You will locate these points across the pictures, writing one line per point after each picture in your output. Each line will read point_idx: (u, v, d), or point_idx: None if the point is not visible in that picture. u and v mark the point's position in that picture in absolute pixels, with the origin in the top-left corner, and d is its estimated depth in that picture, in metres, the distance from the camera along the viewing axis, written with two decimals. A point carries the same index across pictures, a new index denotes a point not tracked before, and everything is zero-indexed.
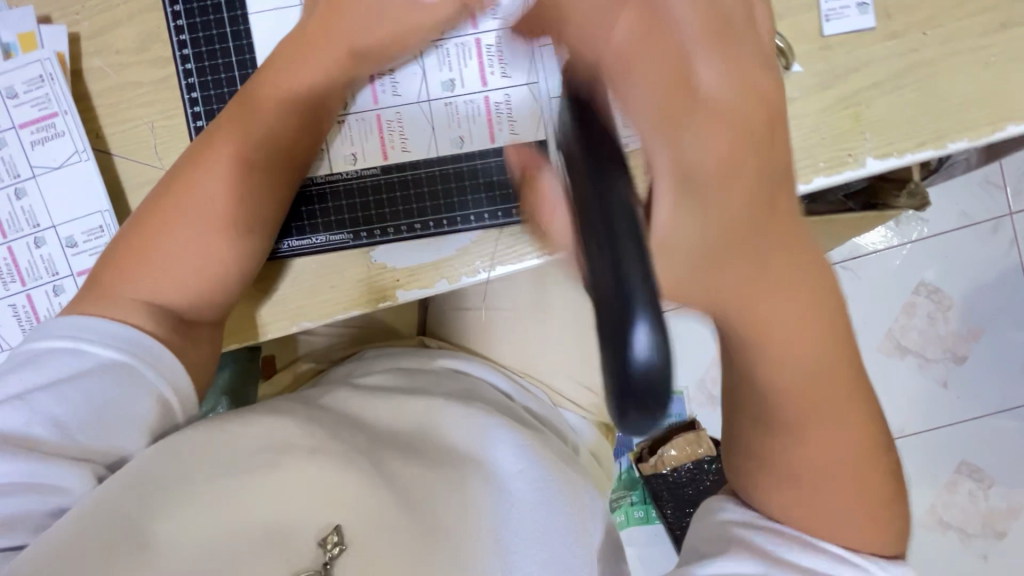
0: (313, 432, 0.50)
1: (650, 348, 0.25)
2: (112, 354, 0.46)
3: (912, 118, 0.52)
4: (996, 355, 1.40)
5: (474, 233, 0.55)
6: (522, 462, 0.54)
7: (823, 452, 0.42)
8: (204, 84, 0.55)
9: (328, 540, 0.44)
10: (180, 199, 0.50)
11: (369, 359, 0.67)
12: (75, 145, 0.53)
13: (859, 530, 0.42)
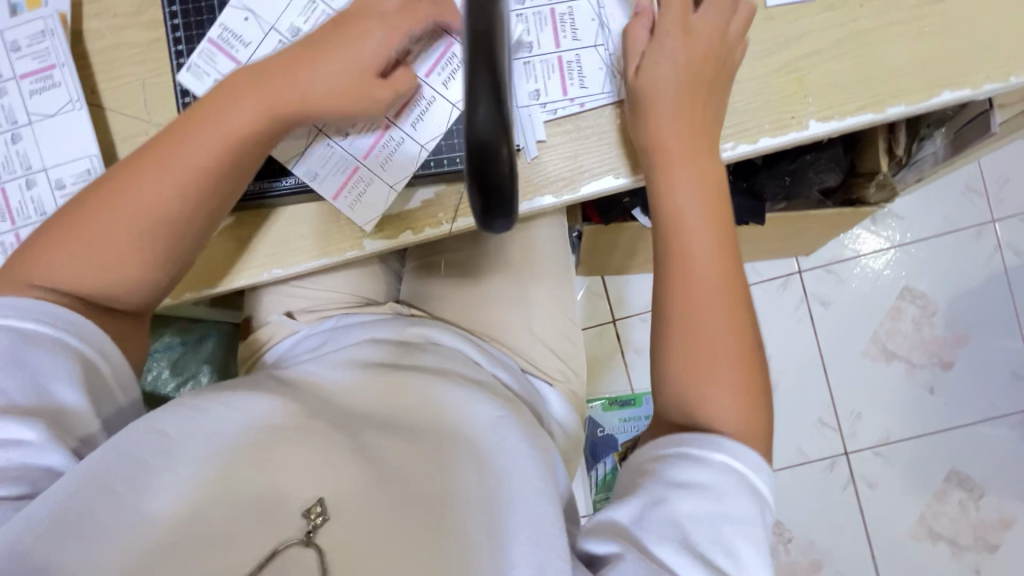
0: (298, 411, 0.47)
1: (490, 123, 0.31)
2: (34, 324, 0.47)
3: (852, 84, 0.55)
4: (983, 361, 1.39)
5: (437, 185, 0.58)
6: (500, 432, 0.49)
7: (707, 357, 0.50)
8: (190, 39, 0.59)
9: (313, 511, 0.41)
10: (114, 200, 0.51)
11: (336, 331, 0.66)
12: (70, 95, 0.57)
13: (738, 426, 0.48)
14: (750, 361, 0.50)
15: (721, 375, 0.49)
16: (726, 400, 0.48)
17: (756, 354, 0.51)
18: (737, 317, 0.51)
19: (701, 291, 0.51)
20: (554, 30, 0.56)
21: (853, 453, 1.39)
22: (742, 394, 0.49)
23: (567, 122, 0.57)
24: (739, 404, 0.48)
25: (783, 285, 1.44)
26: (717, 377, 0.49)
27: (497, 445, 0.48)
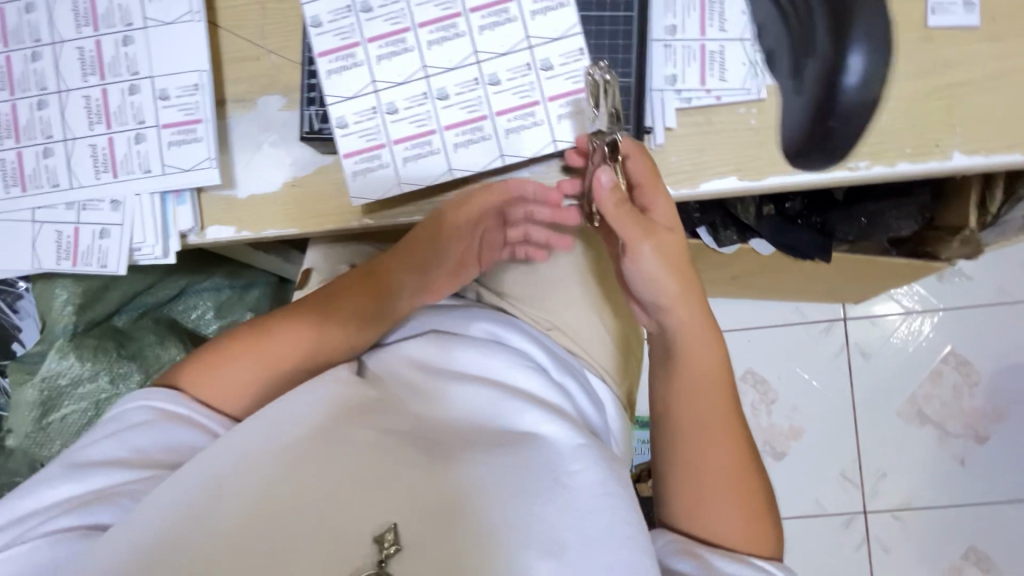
0: (353, 417, 0.45)
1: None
2: (166, 414, 0.49)
3: (1005, 120, 0.52)
4: (1023, 441, 1.34)
5: (551, 158, 0.56)
6: (579, 461, 0.45)
7: (707, 459, 0.48)
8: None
9: (384, 537, 0.37)
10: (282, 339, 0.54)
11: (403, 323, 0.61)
12: (190, 6, 0.55)
13: (737, 531, 0.46)
14: (741, 462, 0.49)
15: (718, 495, 0.47)
16: (726, 522, 0.46)
17: (748, 460, 0.49)
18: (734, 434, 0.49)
19: (697, 394, 0.49)
20: (701, 18, 0.54)
21: (872, 514, 1.34)
22: (737, 511, 0.47)
23: (698, 112, 0.54)
24: (742, 527, 0.46)
25: (825, 329, 1.37)
26: (711, 481, 0.47)
27: (572, 474, 0.43)
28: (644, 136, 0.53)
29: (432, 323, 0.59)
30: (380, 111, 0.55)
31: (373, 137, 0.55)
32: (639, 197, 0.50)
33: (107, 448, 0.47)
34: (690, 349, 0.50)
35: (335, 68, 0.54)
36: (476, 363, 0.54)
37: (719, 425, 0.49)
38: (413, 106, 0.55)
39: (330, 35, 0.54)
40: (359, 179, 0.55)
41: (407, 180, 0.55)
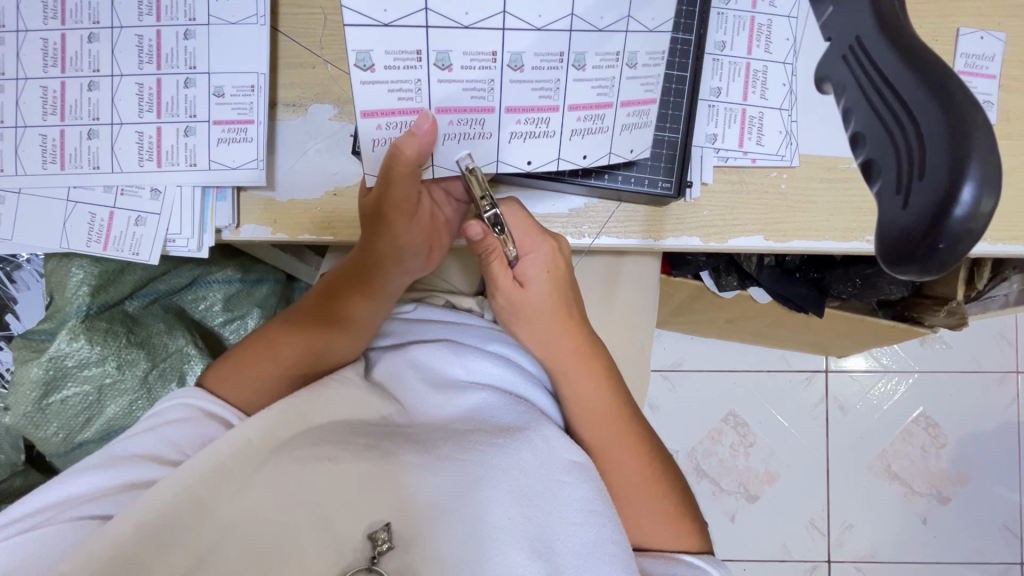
0: (367, 432, 0.48)
1: (976, 202, 0.21)
2: (185, 411, 0.51)
3: (1009, 215, 0.57)
4: (980, 506, 1.40)
5: (590, 200, 0.57)
6: (571, 475, 0.48)
7: (635, 475, 0.56)
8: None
9: (378, 535, 0.42)
10: (298, 332, 0.57)
11: (408, 326, 0.63)
12: (256, 9, 0.56)
13: (676, 538, 0.54)
14: (649, 467, 0.57)
15: (637, 502, 0.55)
16: (653, 525, 0.54)
17: (655, 465, 0.57)
18: (642, 443, 0.57)
19: (612, 416, 0.57)
20: (745, 86, 0.57)
21: (835, 563, 1.38)
22: (659, 519, 0.55)
23: (734, 171, 0.57)
24: (677, 537, 0.54)
25: (807, 379, 1.42)
26: (632, 490, 0.55)
27: (564, 484, 0.47)
28: (685, 188, 0.56)
29: (427, 328, 0.62)
30: (499, 60, 0.49)
31: (548, 96, 0.51)
32: (523, 246, 0.55)
33: (138, 444, 0.48)
34: (569, 379, 0.58)
35: (478, 14, 0.47)
36: (475, 366, 0.56)
37: (619, 437, 0.57)
38: (543, 65, 0.49)
39: (382, 84, 0.47)
40: (515, 145, 0.52)
41: (567, 157, 0.53)
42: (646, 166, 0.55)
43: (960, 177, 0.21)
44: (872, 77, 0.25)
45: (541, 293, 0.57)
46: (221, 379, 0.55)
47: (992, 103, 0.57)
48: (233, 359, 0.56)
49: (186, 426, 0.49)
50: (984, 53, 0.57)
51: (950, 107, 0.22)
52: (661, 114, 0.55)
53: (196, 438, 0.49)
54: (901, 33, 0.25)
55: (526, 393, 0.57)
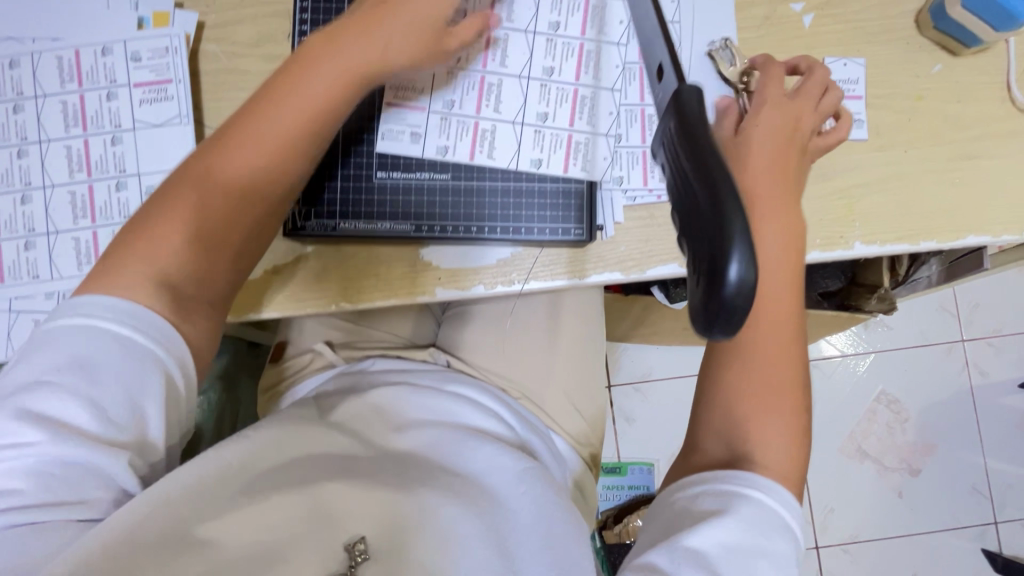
0: (338, 462, 0.53)
1: (739, 272, 0.28)
2: (120, 326, 0.46)
3: (893, 218, 0.63)
4: (948, 472, 1.47)
5: (516, 248, 0.61)
6: (524, 483, 0.54)
7: (760, 386, 0.48)
8: (315, 23, 0.62)
9: (355, 547, 0.46)
10: (230, 131, 0.52)
11: (371, 375, 0.68)
12: (179, 110, 0.59)
13: (781, 475, 0.46)
14: (790, 348, 0.49)
15: (765, 402, 0.48)
16: (778, 428, 0.47)
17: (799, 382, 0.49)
18: (789, 350, 0.49)
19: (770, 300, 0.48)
20: (642, 129, 0.62)
21: (823, 548, 1.43)
22: (781, 428, 0.48)
23: (643, 208, 0.62)
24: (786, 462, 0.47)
25: None
26: (769, 378, 0.48)
27: (516, 495, 0.53)
28: (596, 231, 0.61)
29: (390, 373, 0.68)
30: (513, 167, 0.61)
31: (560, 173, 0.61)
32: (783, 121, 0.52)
33: (51, 403, 0.43)
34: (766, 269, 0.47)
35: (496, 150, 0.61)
36: (436, 403, 0.62)
37: (778, 343, 0.48)
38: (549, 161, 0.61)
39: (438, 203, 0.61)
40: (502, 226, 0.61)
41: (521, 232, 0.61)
42: (561, 217, 0.60)
43: (725, 258, 0.28)
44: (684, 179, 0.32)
45: (760, 164, 0.49)
46: (142, 229, 0.50)
47: (864, 119, 0.63)
48: (147, 208, 0.51)
49: (103, 379, 0.44)
50: (849, 77, 0.64)
51: (722, 213, 0.29)
52: (561, 177, 0.61)
53: (118, 389, 0.44)
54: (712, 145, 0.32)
55: (483, 421, 0.63)
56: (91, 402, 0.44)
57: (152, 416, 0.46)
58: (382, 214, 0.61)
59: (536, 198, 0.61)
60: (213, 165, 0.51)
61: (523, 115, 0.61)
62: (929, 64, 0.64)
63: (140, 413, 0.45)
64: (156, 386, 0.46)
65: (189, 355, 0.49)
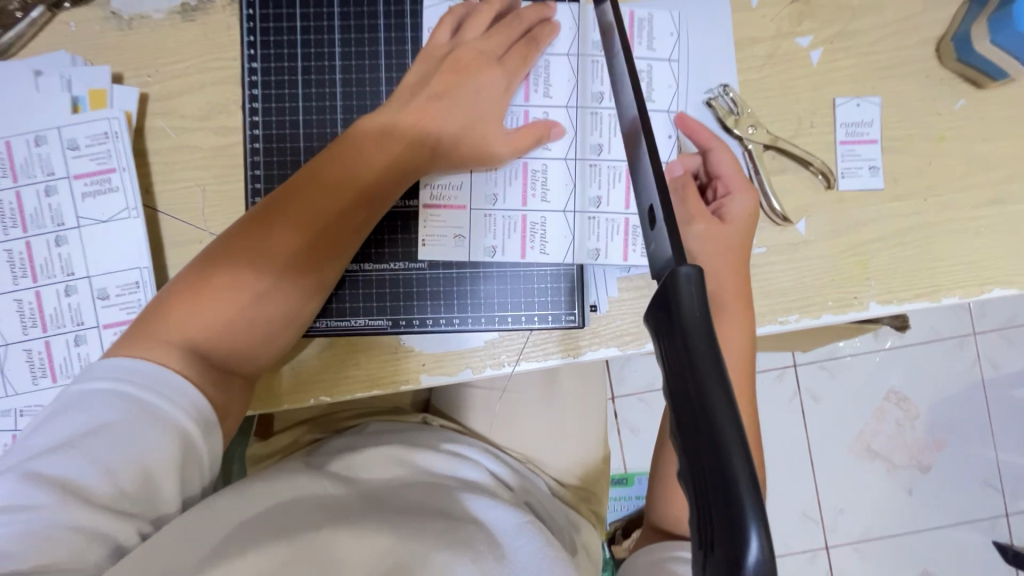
0: (334, 508, 0.52)
1: (763, 561, 0.20)
2: (136, 390, 0.44)
3: (911, 273, 0.58)
4: (956, 468, 1.33)
5: (504, 331, 0.56)
6: (523, 536, 0.53)
7: None
8: (267, 98, 0.57)
9: None
10: (270, 224, 0.50)
11: (360, 435, 0.67)
12: (127, 202, 0.54)
13: None
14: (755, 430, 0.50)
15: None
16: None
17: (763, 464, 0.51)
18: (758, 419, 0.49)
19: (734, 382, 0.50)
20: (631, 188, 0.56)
21: (832, 547, 1.31)
22: None
23: (639, 278, 0.56)
24: None
25: (778, 376, 1.32)
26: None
27: (515, 546, 0.52)
28: (588, 311, 0.56)
29: (380, 431, 0.67)
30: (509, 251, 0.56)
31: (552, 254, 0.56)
32: (721, 187, 0.53)
33: (65, 465, 0.41)
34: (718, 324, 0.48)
35: (494, 237, 0.56)
36: (428, 462, 0.63)
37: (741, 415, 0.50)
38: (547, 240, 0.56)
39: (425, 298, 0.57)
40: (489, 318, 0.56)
41: (508, 319, 0.56)
42: (550, 300, 0.56)
43: (744, 534, 0.20)
44: (679, 398, 0.23)
45: (729, 270, 0.49)
46: (182, 299, 0.49)
47: (879, 165, 0.58)
48: (182, 282, 0.50)
49: (125, 445, 0.42)
50: (862, 119, 0.58)
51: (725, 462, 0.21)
52: (548, 260, 0.56)
53: (136, 458, 0.43)
54: (711, 351, 0.23)
55: (475, 477, 0.63)
56: (105, 469, 0.42)
57: (167, 488, 0.44)
58: (356, 309, 0.57)
59: (523, 282, 0.57)
60: (256, 229, 0.50)
61: (508, 198, 0.56)
62: (950, 99, 0.58)
63: (155, 483, 0.44)
64: (180, 456, 0.44)
65: (218, 429, 0.48)
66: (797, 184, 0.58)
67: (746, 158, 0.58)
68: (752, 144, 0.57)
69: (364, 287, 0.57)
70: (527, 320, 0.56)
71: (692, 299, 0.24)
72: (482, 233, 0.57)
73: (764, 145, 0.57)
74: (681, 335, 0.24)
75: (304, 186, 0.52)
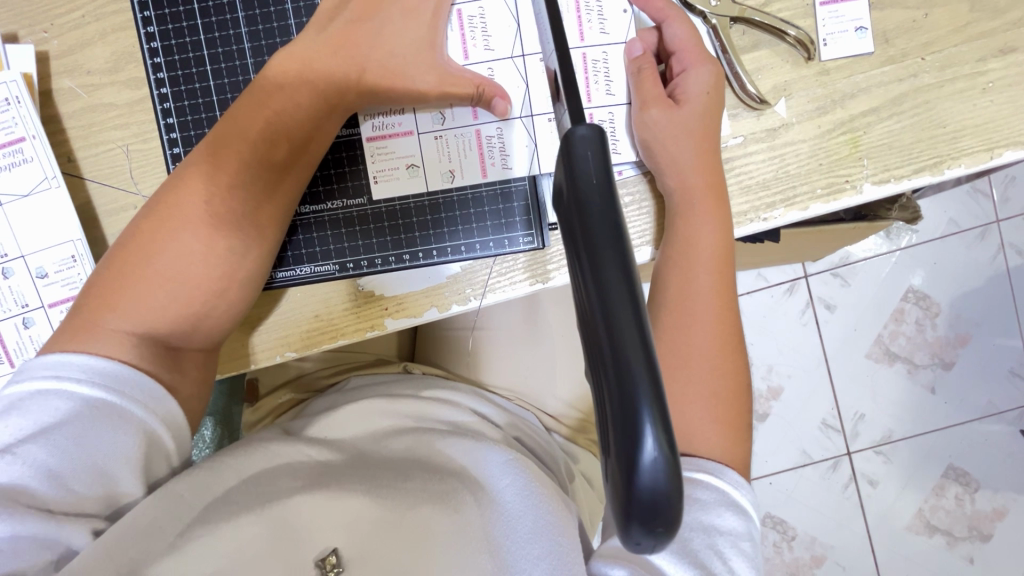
0: (305, 473, 0.49)
1: (659, 454, 0.20)
2: (93, 391, 0.42)
3: (910, 144, 0.51)
4: (990, 364, 1.17)
5: (465, 262, 0.52)
6: (509, 474, 0.48)
7: (695, 391, 0.46)
8: (164, 35, 0.53)
9: (327, 561, 0.44)
10: (192, 188, 0.45)
11: (337, 396, 0.63)
12: (45, 172, 0.50)
13: (724, 459, 0.45)
14: (730, 341, 0.47)
15: (697, 373, 0.46)
16: (702, 417, 0.45)
17: (741, 375, 0.47)
18: (728, 329, 0.47)
19: (698, 295, 0.46)
20: (587, 82, 0.50)
21: (855, 453, 1.17)
22: (713, 422, 0.45)
23: None
24: (723, 448, 0.45)
25: (787, 289, 1.19)
26: (694, 357, 0.46)
27: (499, 488, 0.47)
28: (549, 231, 0.52)
29: (357, 388, 0.64)
30: (461, 172, 0.51)
31: (508, 168, 0.51)
32: (679, 63, 0.49)
33: (20, 466, 0.40)
34: (687, 218, 0.47)
35: (444, 160, 0.51)
36: (410, 408, 0.58)
37: (716, 325, 0.47)
38: (498, 153, 0.51)
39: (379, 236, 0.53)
40: (447, 250, 0.52)
41: (467, 251, 0.52)
42: (506, 226, 0.52)
43: (637, 428, 0.20)
44: (582, 283, 0.22)
45: (694, 162, 0.47)
46: (113, 283, 0.45)
47: (866, 26, 0.51)
48: (112, 263, 0.46)
49: (74, 444, 0.41)
50: None
51: (625, 365, 0.20)
52: (505, 175, 0.51)
53: (88, 455, 0.42)
54: (613, 230, 0.22)
55: (464, 420, 0.58)
56: (53, 470, 0.41)
57: (126, 481, 0.44)
58: (298, 256, 0.52)
59: (473, 207, 0.52)
60: (180, 193, 0.45)
61: (456, 113, 0.51)
62: None
63: (117, 477, 0.43)
64: (138, 449, 0.43)
65: (181, 416, 0.46)
66: (772, 58, 0.51)
67: (712, 35, 0.51)
68: (717, 18, 0.50)
69: (306, 232, 0.53)
70: (488, 247, 0.52)
71: (590, 164, 0.23)
72: (428, 158, 0.51)
73: (731, 19, 0.50)
74: (580, 220, 0.22)
75: (222, 139, 0.46)
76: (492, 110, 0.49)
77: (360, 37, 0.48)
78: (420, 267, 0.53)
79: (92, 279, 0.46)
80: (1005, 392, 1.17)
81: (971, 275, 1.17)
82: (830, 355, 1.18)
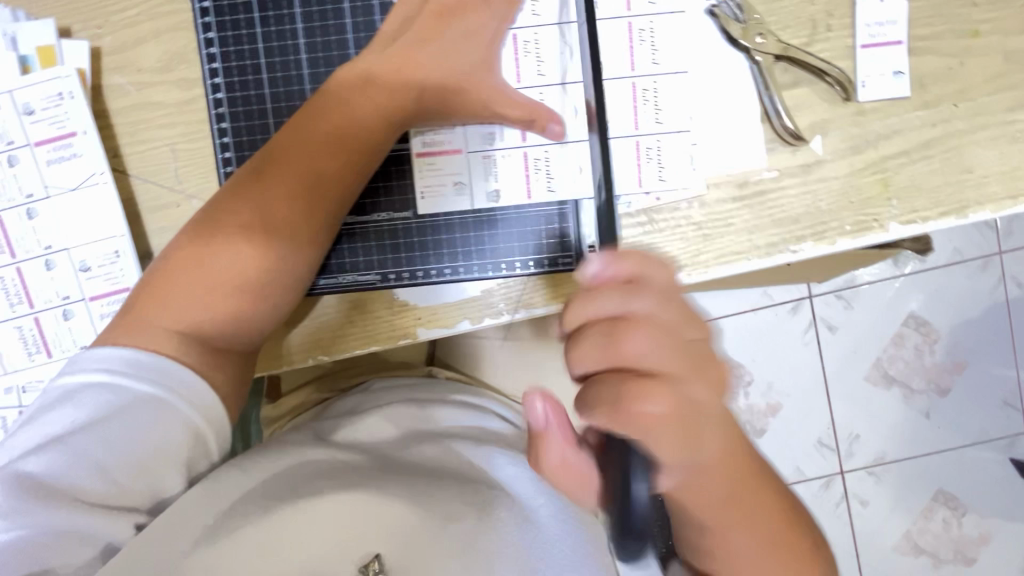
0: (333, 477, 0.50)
1: None
2: (142, 384, 0.44)
3: (938, 188, 0.53)
4: (985, 392, 1.20)
5: (502, 279, 0.53)
6: (543, 493, 0.50)
7: (740, 527, 0.42)
8: (221, 40, 0.53)
9: (370, 567, 0.44)
10: (251, 194, 0.47)
11: (364, 395, 0.64)
12: (94, 167, 0.51)
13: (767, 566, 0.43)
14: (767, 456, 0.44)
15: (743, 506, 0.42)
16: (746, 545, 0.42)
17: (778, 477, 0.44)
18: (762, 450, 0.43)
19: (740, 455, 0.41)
20: (635, 110, 0.52)
21: (848, 473, 1.20)
22: (761, 544, 0.43)
23: (641, 214, 0.53)
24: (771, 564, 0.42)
25: (792, 308, 1.20)
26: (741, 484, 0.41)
27: (536, 507, 0.49)
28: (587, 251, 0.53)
29: (385, 390, 0.65)
30: (505, 191, 0.53)
31: (553, 190, 0.53)
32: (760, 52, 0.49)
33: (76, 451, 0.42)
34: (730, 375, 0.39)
35: (492, 177, 0.53)
36: (438, 416, 0.59)
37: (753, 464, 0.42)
38: (542, 174, 0.52)
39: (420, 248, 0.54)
40: (484, 265, 0.53)
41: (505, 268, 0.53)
42: (544, 245, 0.53)
43: None
44: None
45: None
46: (168, 280, 0.46)
47: (904, 70, 0.52)
48: (166, 261, 0.47)
49: (124, 435, 0.43)
50: (887, 17, 0.52)
51: None
52: (548, 196, 0.52)
53: (136, 447, 0.43)
54: None
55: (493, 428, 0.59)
56: (103, 460, 0.43)
57: (168, 475, 0.45)
58: (342, 265, 0.53)
59: (516, 226, 0.53)
60: (238, 199, 0.47)
61: (506, 133, 0.52)
62: None
63: (162, 471, 0.44)
64: (182, 443, 0.44)
65: (224, 415, 0.47)
66: (811, 97, 0.53)
67: (756, 73, 0.52)
68: (762, 57, 0.52)
69: (351, 241, 0.54)
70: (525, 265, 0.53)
71: None
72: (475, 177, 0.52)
73: (774, 56, 0.52)
74: None
75: (283, 149, 0.48)
76: (546, 133, 0.51)
77: (421, 56, 0.50)
78: (455, 280, 0.54)
79: (145, 276, 0.47)
80: (998, 421, 1.20)
81: (972, 305, 1.20)
82: (831, 376, 1.20)
